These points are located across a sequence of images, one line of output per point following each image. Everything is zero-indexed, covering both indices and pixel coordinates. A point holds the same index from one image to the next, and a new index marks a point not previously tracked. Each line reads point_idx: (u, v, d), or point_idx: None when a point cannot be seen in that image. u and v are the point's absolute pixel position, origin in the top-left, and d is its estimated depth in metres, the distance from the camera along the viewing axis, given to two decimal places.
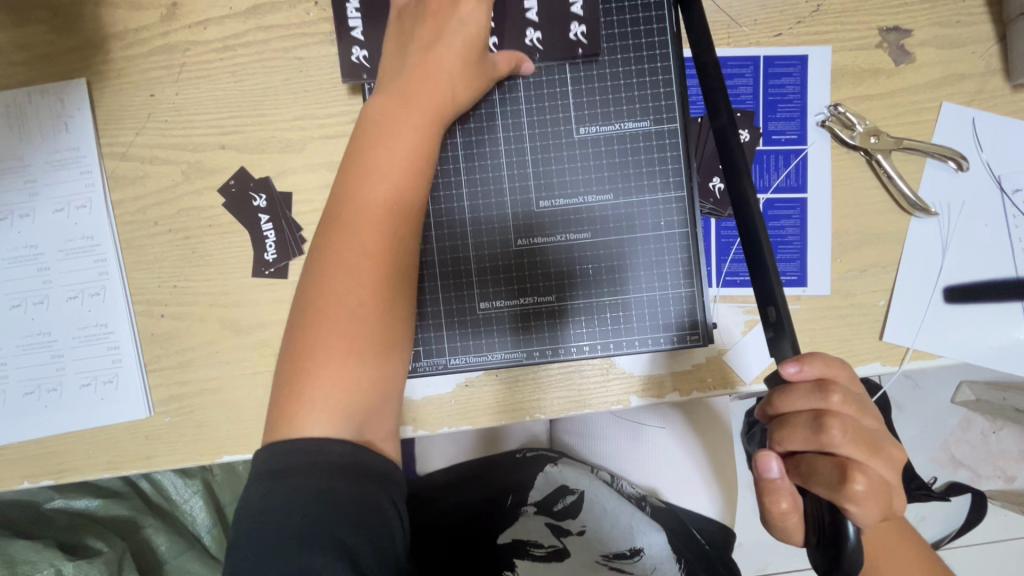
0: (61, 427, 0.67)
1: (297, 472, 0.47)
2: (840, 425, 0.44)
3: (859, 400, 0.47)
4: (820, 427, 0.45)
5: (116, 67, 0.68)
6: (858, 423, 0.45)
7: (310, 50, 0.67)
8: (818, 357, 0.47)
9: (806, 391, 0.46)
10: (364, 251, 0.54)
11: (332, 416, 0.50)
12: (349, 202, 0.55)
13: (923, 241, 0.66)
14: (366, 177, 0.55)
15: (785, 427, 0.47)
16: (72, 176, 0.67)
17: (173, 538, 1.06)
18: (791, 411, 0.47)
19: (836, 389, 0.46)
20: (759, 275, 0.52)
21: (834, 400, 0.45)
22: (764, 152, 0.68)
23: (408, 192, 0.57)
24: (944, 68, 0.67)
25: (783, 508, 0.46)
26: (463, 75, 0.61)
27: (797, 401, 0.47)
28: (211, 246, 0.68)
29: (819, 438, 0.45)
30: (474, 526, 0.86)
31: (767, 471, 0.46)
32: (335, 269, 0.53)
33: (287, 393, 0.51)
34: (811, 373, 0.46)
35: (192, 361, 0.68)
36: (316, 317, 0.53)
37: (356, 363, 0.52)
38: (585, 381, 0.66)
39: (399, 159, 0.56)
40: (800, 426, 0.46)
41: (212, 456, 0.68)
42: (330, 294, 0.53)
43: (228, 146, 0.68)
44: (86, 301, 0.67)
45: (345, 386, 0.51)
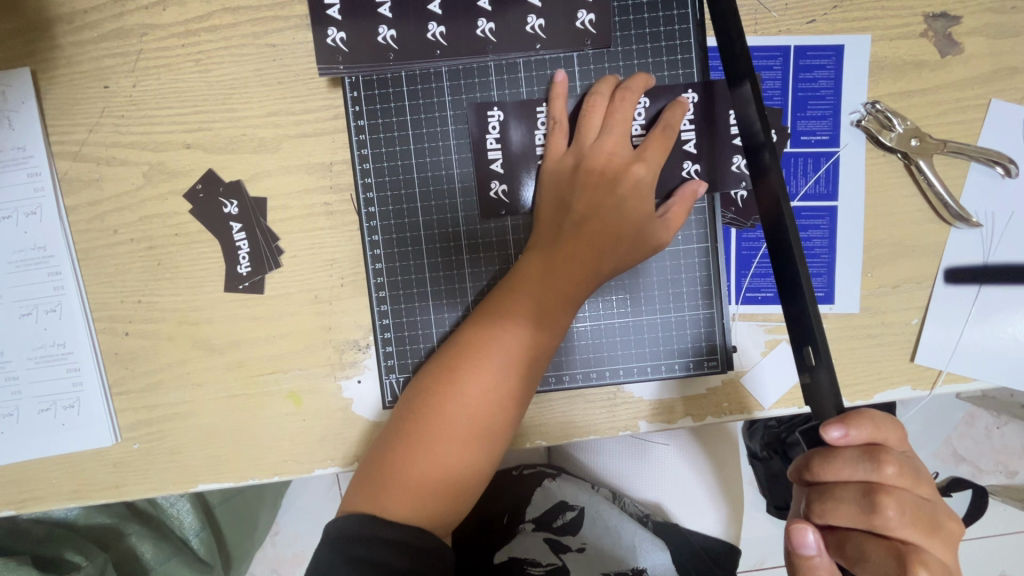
0: (18, 455, 0.61)
1: (361, 541, 0.48)
2: (895, 505, 0.41)
3: (913, 467, 0.43)
4: (871, 507, 0.42)
5: (64, 54, 0.60)
6: (913, 497, 0.42)
7: (284, 35, 0.60)
8: (867, 418, 0.43)
9: (854, 461, 0.43)
10: (520, 370, 0.54)
11: (426, 510, 0.51)
12: (509, 306, 0.55)
13: (964, 254, 0.60)
14: (539, 282, 0.56)
15: (829, 498, 0.44)
16: (19, 179, 0.60)
17: (159, 544, 0.99)
18: (837, 481, 0.44)
19: (889, 460, 0.42)
20: (793, 297, 0.48)
21: (887, 473, 0.42)
22: (791, 154, 0.61)
23: (564, 309, 0.56)
24: (994, 61, 0.60)
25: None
26: (631, 156, 0.57)
27: (845, 472, 0.43)
28: (177, 257, 0.61)
29: (870, 518, 0.42)
30: (465, 550, 0.80)
31: (804, 547, 0.44)
32: (481, 375, 0.53)
33: (388, 459, 0.53)
34: (861, 439, 0.43)
35: (160, 383, 0.62)
36: (449, 408, 0.53)
37: (474, 473, 0.53)
38: (590, 408, 0.61)
39: (584, 262, 0.56)
40: (847, 500, 0.43)
41: (184, 485, 0.62)
42: (465, 393, 0.53)
43: (193, 145, 0.60)
44: (41, 318, 0.61)
45: (456, 490, 0.53)
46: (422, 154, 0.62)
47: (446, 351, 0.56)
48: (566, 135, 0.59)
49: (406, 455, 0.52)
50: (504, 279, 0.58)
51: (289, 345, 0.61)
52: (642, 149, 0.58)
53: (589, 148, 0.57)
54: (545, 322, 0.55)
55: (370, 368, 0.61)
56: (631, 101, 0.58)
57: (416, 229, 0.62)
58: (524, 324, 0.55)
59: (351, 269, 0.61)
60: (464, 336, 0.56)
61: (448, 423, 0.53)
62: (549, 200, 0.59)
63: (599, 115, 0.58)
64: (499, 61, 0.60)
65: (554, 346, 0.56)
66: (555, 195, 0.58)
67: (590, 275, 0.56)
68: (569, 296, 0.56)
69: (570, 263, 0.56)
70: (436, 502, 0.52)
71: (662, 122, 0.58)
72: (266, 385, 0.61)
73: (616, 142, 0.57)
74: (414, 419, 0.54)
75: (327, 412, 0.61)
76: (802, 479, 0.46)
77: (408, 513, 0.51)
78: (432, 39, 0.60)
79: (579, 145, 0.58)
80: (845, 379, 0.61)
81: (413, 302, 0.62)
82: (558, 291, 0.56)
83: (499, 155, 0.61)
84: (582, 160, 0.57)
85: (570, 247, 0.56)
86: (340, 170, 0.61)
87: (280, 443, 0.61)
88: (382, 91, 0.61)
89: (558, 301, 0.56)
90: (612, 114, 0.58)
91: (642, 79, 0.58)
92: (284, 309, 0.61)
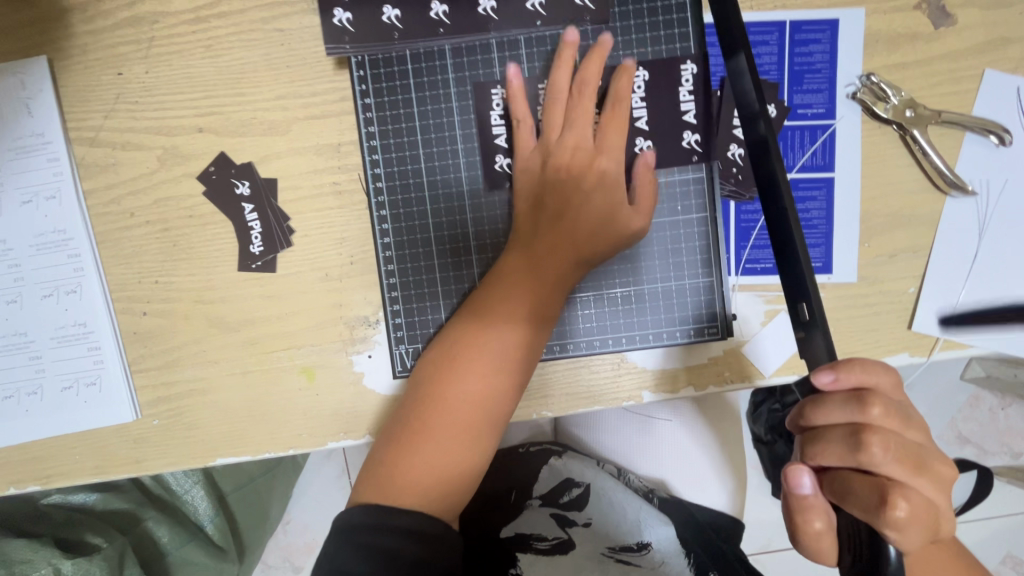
0: (41, 432, 0.63)
1: (379, 511, 0.51)
2: (880, 442, 0.43)
3: (900, 410, 0.45)
4: (859, 445, 0.43)
5: (78, 42, 0.62)
6: (899, 438, 0.43)
7: (291, 20, 0.61)
8: (856, 365, 0.45)
9: (841, 403, 0.44)
10: (511, 352, 0.56)
11: (436, 497, 0.53)
12: (499, 299, 0.57)
13: (960, 223, 0.62)
14: (527, 275, 0.57)
15: (818, 441, 0.46)
16: (38, 165, 0.62)
17: (174, 530, 1.01)
18: (825, 425, 0.45)
19: (877, 403, 0.44)
20: (790, 265, 0.50)
21: (872, 414, 0.43)
22: (788, 127, 0.62)
23: (549, 293, 0.58)
24: (988, 31, 0.61)
25: (817, 527, 0.45)
26: (600, 144, 0.59)
27: (832, 415, 0.45)
28: (192, 238, 0.63)
29: (857, 456, 0.43)
30: (475, 525, 0.81)
31: (799, 486, 0.45)
32: (473, 365, 0.55)
33: (387, 459, 0.54)
34: (848, 382, 0.45)
35: (179, 360, 0.64)
36: (442, 399, 0.55)
37: (477, 457, 0.55)
38: (595, 377, 0.62)
39: (571, 254, 0.58)
40: (836, 439, 0.44)
41: (203, 459, 0.64)
42: (459, 383, 0.55)
43: (205, 129, 0.62)
44: (62, 299, 0.63)
45: (463, 475, 0.55)
46: (426, 131, 0.63)
47: (434, 346, 0.58)
48: (533, 131, 0.61)
49: (409, 444, 0.54)
50: (489, 275, 0.59)
51: (301, 322, 0.63)
52: (608, 133, 0.59)
53: (559, 144, 0.59)
54: (534, 306, 0.57)
55: (380, 343, 0.63)
56: (587, 94, 0.60)
57: (422, 207, 0.64)
58: (511, 312, 0.57)
59: (360, 247, 0.63)
60: (457, 330, 0.58)
61: (444, 413, 0.55)
62: (529, 195, 0.60)
63: (564, 108, 0.60)
64: (500, 38, 0.62)
65: (547, 334, 0.59)
66: (532, 191, 0.60)
67: (579, 260, 0.58)
68: (558, 283, 0.58)
69: (556, 254, 0.58)
70: (445, 487, 0.53)
71: (611, 104, 0.60)
72: (280, 361, 0.63)
73: (583, 135, 0.59)
74: (409, 415, 0.55)
75: (339, 386, 0.63)
76: (795, 426, 0.48)
77: (419, 504, 0.53)
78: (435, 18, 0.61)
79: (548, 140, 0.60)
80: (845, 347, 0.62)
81: (421, 276, 0.64)
82: (549, 281, 0.58)
83: (503, 131, 0.63)
84: (555, 155, 0.59)
85: (556, 238, 0.58)
86: (347, 150, 0.62)
87: (295, 417, 0.63)
88: (388, 70, 0.62)
89: (545, 290, 0.58)
90: (575, 107, 0.60)
91: (592, 67, 0.60)
92: (296, 287, 0.63)
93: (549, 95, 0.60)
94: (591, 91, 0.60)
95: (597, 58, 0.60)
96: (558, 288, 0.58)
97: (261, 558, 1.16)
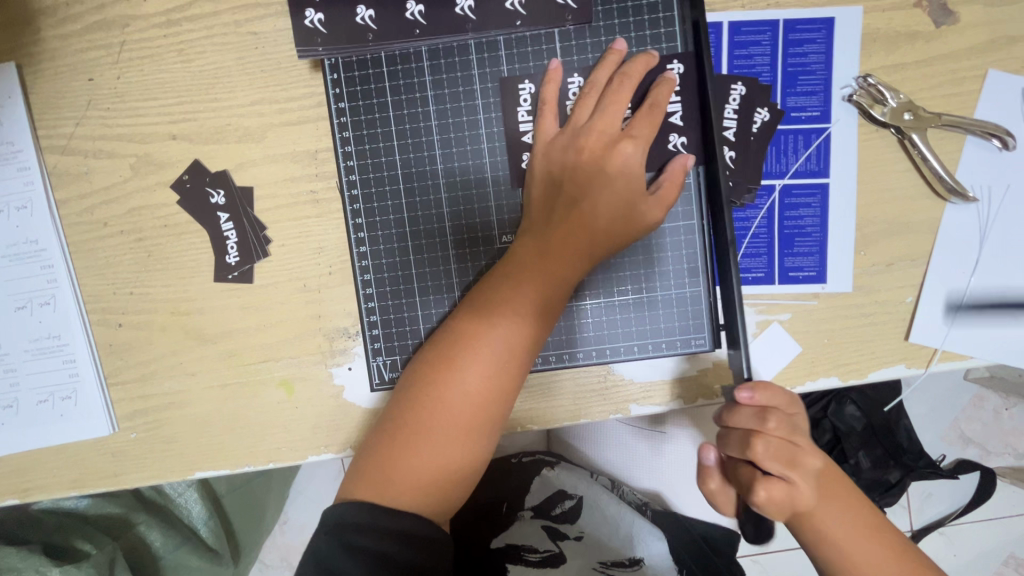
0: (17, 445, 0.62)
1: (360, 530, 0.49)
2: (763, 446, 0.48)
3: (792, 424, 0.49)
4: (745, 445, 0.49)
5: (47, 47, 0.60)
6: (785, 444, 0.48)
7: (264, 23, 0.59)
8: (767, 385, 0.49)
9: (748, 413, 0.49)
10: (521, 346, 0.54)
11: (428, 495, 0.52)
12: (508, 290, 0.55)
13: (960, 229, 0.59)
14: (536, 267, 0.55)
15: (719, 437, 0.51)
16: (9, 174, 0.61)
17: (167, 533, 1.00)
18: (729, 427, 0.51)
19: (771, 415, 0.48)
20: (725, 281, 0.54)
21: (767, 425, 0.48)
22: (781, 132, 0.60)
23: (561, 291, 0.56)
24: (991, 29, 0.58)
25: (713, 493, 0.54)
26: (627, 133, 0.56)
27: (736, 420, 0.50)
28: (167, 249, 0.61)
29: (745, 455, 0.49)
30: (466, 542, 0.80)
31: (704, 462, 0.54)
32: (480, 356, 0.53)
33: (384, 449, 0.53)
34: (757, 399, 0.49)
35: (156, 373, 0.62)
36: (444, 393, 0.53)
37: (474, 457, 0.54)
38: (581, 391, 0.61)
39: (580, 247, 0.55)
40: (731, 439, 0.50)
41: (182, 473, 0.63)
42: (464, 378, 0.53)
43: (178, 136, 0.61)
44: (36, 311, 0.62)
45: (457, 476, 0.53)
46: (404, 136, 0.61)
47: (440, 335, 0.56)
48: (556, 118, 0.58)
49: (408, 446, 0.52)
50: (500, 263, 0.57)
51: (279, 333, 0.62)
52: (643, 126, 0.57)
53: (581, 128, 0.56)
54: (544, 305, 0.55)
55: (360, 354, 0.62)
56: (626, 82, 0.57)
57: (402, 215, 0.62)
58: (523, 307, 0.54)
59: (339, 256, 0.61)
60: (458, 326, 0.55)
61: (447, 408, 0.53)
62: (541, 182, 0.58)
63: (596, 97, 0.57)
64: (479, 38, 0.60)
65: (549, 331, 0.56)
66: (546, 177, 0.57)
67: (588, 257, 0.56)
68: (566, 279, 0.56)
69: (565, 247, 0.55)
70: (437, 487, 0.52)
71: (650, 100, 0.57)
72: (259, 373, 0.62)
73: (609, 122, 0.56)
74: (410, 406, 0.54)
75: (319, 399, 0.62)
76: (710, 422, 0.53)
77: (410, 499, 0.52)
78: (411, 19, 0.59)
79: (571, 126, 0.57)
80: (838, 358, 0.60)
81: (399, 286, 0.62)
82: (554, 277, 0.55)
83: (530, 126, 0.60)
84: (575, 141, 0.56)
85: (566, 230, 0.55)
86: (324, 158, 0.61)
87: (274, 430, 0.62)
88: (362, 73, 0.60)
89: (555, 286, 0.55)
90: (610, 95, 0.57)
91: (642, 57, 0.57)
92: (273, 297, 0.61)
93: (586, 86, 0.58)
94: (631, 79, 0.57)
95: (647, 53, 0.58)
96: (566, 282, 0.56)
97: (259, 556, 1.14)
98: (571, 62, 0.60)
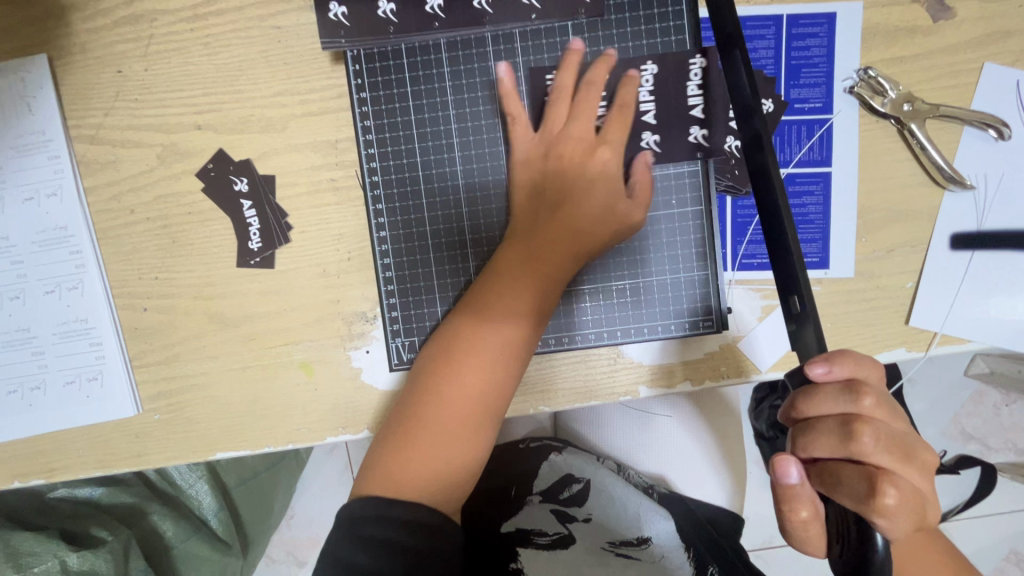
0: (44, 426, 0.64)
1: (368, 521, 0.51)
2: (873, 432, 0.41)
3: (890, 401, 0.43)
4: (850, 435, 0.41)
5: (78, 40, 0.62)
6: (890, 428, 0.42)
7: (288, 17, 0.62)
8: (847, 355, 0.44)
9: (834, 393, 0.43)
10: (510, 344, 0.56)
11: (431, 489, 0.54)
12: (498, 292, 0.57)
13: (958, 217, 0.61)
14: (525, 268, 0.57)
15: (811, 432, 0.43)
16: (39, 162, 0.63)
17: (179, 524, 1.01)
18: (817, 415, 0.44)
19: (867, 392, 0.42)
20: (779, 261, 0.50)
21: (864, 404, 0.42)
22: (785, 122, 0.62)
23: (549, 291, 0.57)
24: (987, 24, 0.60)
25: (802, 516, 0.42)
26: (605, 139, 0.58)
27: (824, 405, 0.43)
28: (192, 235, 0.64)
29: (851, 446, 0.41)
30: (475, 528, 0.81)
31: (787, 476, 0.42)
32: (470, 356, 0.55)
33: (384, 449, 0.55)
34: (841, 373, 0.43)
35: (180, 355, 0.64)
36: (438, 392, 0.55)
37: (472, 450, 0.55)
38: (592, 371, 0.63)
39: (569, 248, 0.57)
40: (827, 430, 0.42)
41: (204, 453, 0.65)
42: (456, 377, 0.55)
43: (203, 127, 0.63)
44: (64, 295, 0.64)
45: (457, 469, 0.55)
46: (422, 126, 0.64)
47: (434, 338, 0.58)
48: (528, 129, 0.61)
49: (399, 442, 0.55)
50: (489, 268, 0.59)
51: (299, 318, 0.64)
52: (614, 128, 0.59)
53: (557, 137, 0.59)
54: (534, 305, 0.57)
55: (378, 338, 0.64)
56: (590, 90, 0.59)
57: (419, 202, 0.64)
58: (511, 308, 0.56)
59: (357, 243, 0.63)
60: (450, 329, 0.58)
61: (441, 407, 0.55)
62: (526, 190, 0.60)
63: (566, 104, 0.60)
64: (496, 31, 0.62)
65: (540, 327, 0.58)
66: (530, 185, 0.60)
67: (576, 256, 0.58)
68: (555, 279, 0.57)
69: (552, 249, 0.57)
70: (438, 480, 0.54)
71: (620, 100, 0.59)
72: (279, 356, 0.64)
73: (584, 129, 0.59)
74: (406, 406, 0.56)
75: (337, 381, 0.64)
76: (786, 417, 0.46)
77: (414, 493, 0.53)
78: (430, 12, 0.61)
79: (546, 135, 0.60)
80: (840, 342, 0.62)
81: (416, 270, 0.64)
82: (544, 276, 0.57)
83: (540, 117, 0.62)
84: (551, 152, 0.59)
85: (552, 232, 0.57)
86: (344, 147, 0.63)
87: (294, 412, 0.64)
88: (383, 65, 0.62)
89: (543, 285, 0.57)
90: (577, 103, 0.59)
91: (602, 63, 0.60)
92: (294, 282, 0.63)
93: (553, 90, 0.61)
94: (597, 87, 0.59)
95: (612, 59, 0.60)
96: (556, 282, 0.57)
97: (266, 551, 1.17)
98: (584, 53, 0.62)
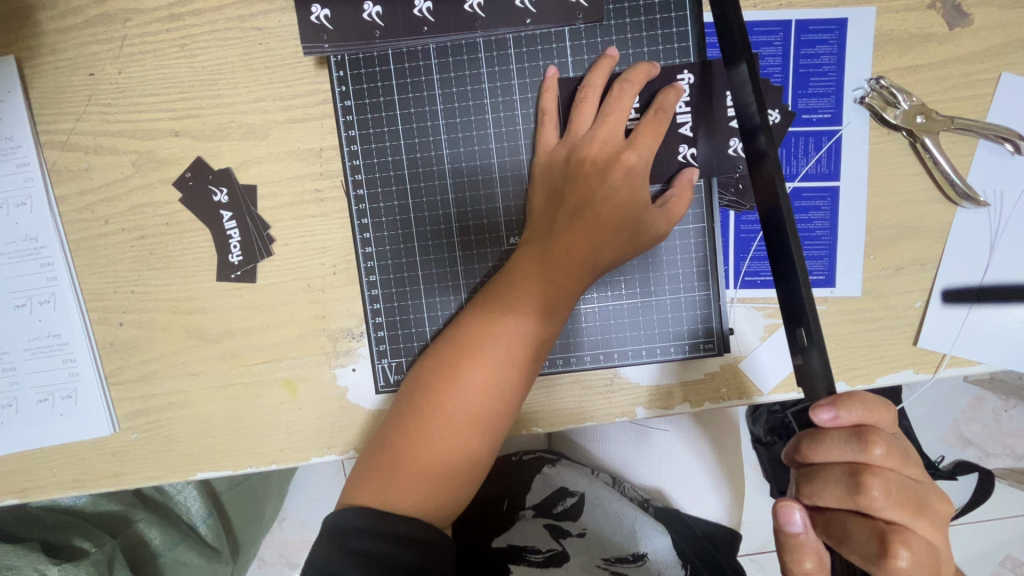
0: (16, 445, 0.61)
1: (360, 534, 0.48)
2: (882, 486, 0.39)
3: (901, 447, 0.41)
4: (857, 487, 0.39)
5: (47, 41, 0.59)
6: (901, 479, 0.40)
7: (269, 18, 0.58)
8: (856, 400, 0.41)
9: (841, 441, 0.41)
10: (523, 356, 0.54)
11: (426, 503, 0.51)
12: (510, 298, 0.54)
13: (970, 234, 0.59)
14: (538, 275, 0.55)
15: (817, 480, 0.42)
16: (8, 170, 0.60)
17: (166, 531, 0.97)
18: (823, 463, 0.42)
19: (878, 440, 0.40)
20: (790, 291, 0.47)
21: (875, 454, 0.40)
22: (792, 133, 0.59)
23: (563, 302, 0.55)
24: (1004, 32, 0.58)
25: (807, 568, 0.42)
26: (632, 142, 0.56)
27: (830, 453, 0.41)
28: (170, 247, 0.61)
29: (858, 500, 0.39)
30: (466, 541, 0.79)
31: (790, 524, 0.42)
32: (482, 365, 0.53)
33: (383, 456, 0.52)
34: (849, 420, 0.41)
35: (158, 372, 0.62)
36: (444, 403, 0.52)
37: (471, 467, 0.53)
38: (587, 394, 0.60)
39: (583, 255, 0.55)
40: (833, 480, 0.41)
41: (183, 473, 0.62)
42: (464, 388, 0.53)
43: (180, 133, 0.60)
44: (35, 309, 0.61)
45: (456, 485, 0.52)
46: (411, 135, 0.60)
47: (443, 343, 0.56)
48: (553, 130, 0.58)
49: (403, 452, 0.52)
50: (501, 271, 0.57)
51: (282, 334, 0.61)
52: (648, 134, 0.56)
53: (581, 139, 0.56)
54: (546, 316, 0.54)
55: (364, 356, 0.61)
56: (624, 91, 0.56)
57: (408, 215, 0.61)
58: (525, 317, 0.54)
59: (343, 256, 0.60)
60: (461, 333, 0.55)
61: (447, 418, 0.52)
62: (544, 191, 0.57)
63: (593, 108, 0.57)
64: (488, 36, 0.59)
65: (552, 340, 0.56)
66: (549, 186, 0.57)
67: (591, 266, 0.55)
68: (568, 288, 0.55)
69: (567, 255, 0.55)
70: (433, 495, 0.52)
71: (655, 106, 0.56)
72: (261, 374, 0.61)
73: (610, 132, 0.56)
74: (410, 413, 0.53)
75: (321, 400, 0.61)
76: (791, 462, 0.44)
77: (407, 505, 0.51)
78: (419, 16, 0.58)
79: (571, 137, 0.57)
80: (846, 362, 0.59)
81: (404, 287, 0.61)
82: (557, 285, 0.54)
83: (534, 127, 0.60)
84: (575, 152, 0.56)
85: (567, 238, 0.55)
86: (329, 156, 0.60)
87: (276, 431, 0.61)
88: (369, 71, 0.59)
89: (557, 295, 0.55)
90: (608, 105, 0.57)
91: (645, 66, 0.57)
92: (276, 297, 0.61)
93: (583, 91, 0.58)
94: (631, 90, 0.56)
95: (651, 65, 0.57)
96: (569, 291, 0.55)
97: (259, 552, 1.14)
98: (582, 61, 0.59)
